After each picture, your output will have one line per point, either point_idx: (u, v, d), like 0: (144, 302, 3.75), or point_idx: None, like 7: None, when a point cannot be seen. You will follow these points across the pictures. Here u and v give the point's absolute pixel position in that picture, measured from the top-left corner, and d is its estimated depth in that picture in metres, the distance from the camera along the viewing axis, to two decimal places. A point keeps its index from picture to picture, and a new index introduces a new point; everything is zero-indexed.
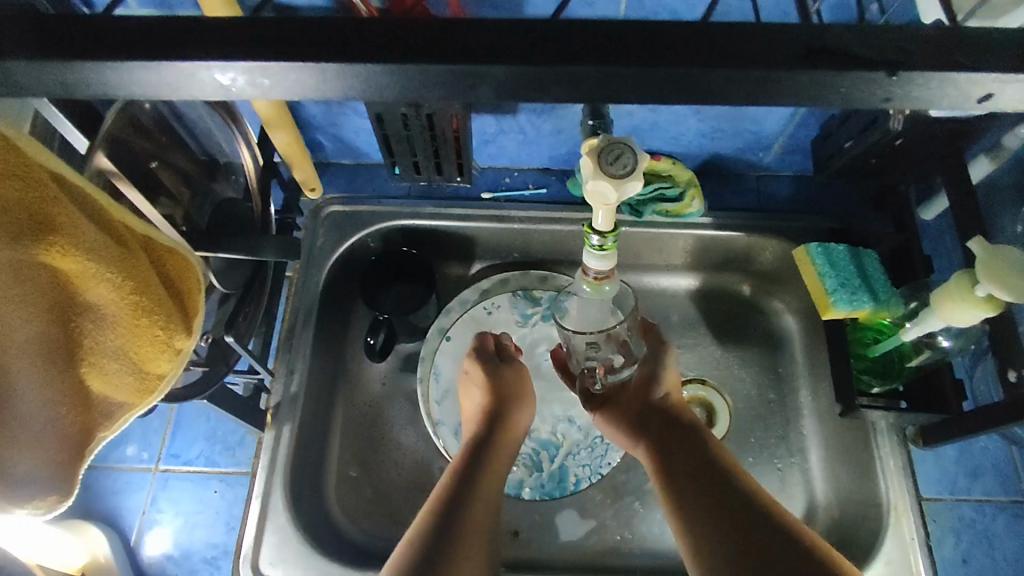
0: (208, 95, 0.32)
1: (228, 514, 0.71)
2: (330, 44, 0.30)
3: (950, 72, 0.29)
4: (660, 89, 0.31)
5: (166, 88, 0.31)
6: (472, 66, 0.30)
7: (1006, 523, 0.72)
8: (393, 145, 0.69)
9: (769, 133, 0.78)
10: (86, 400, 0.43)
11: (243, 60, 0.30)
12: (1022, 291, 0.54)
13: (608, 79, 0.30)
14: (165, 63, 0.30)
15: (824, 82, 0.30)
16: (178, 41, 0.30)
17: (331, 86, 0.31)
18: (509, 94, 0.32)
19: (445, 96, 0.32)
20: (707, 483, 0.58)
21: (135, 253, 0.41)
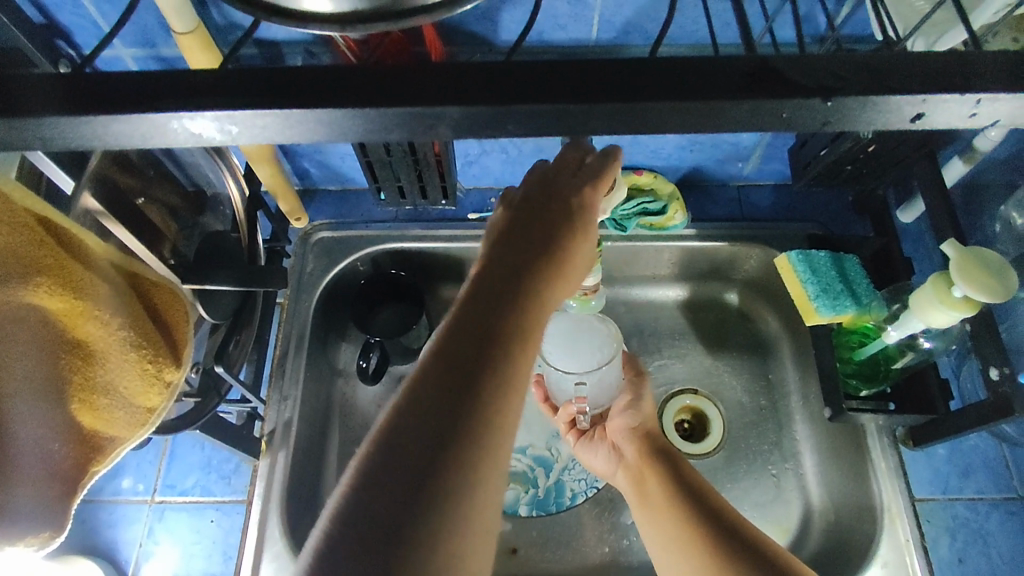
0: (181, 143, 0.33)
1: (225, 543, 0.72)
2: (295, 87, 0.31)
3: (883, 95, 0.30)
4: (616, 120, 0.32)
5: (139, 137, 0.33)
6: (431, 108, 0.31)
7: (1001, 521, 0.72)
8: (377, 171, 0.71)
9: (746, 144, 0.80)
10: (78, 436, 0.44)
11: (213, 109, 0.31)
12: (998, 290, 0.55)
13: (561, 114, 0.32)
14: (135, 115, 0.31)
15: (767, 106, 0.31)
16: (148, 95, 0.31)
17: (293, 132, 0.32)
18: (468, 132, 0.33)
19: (408, 136, 0.33)
20: (691, 503, 0.60)
21: (121, 289, 0.43)
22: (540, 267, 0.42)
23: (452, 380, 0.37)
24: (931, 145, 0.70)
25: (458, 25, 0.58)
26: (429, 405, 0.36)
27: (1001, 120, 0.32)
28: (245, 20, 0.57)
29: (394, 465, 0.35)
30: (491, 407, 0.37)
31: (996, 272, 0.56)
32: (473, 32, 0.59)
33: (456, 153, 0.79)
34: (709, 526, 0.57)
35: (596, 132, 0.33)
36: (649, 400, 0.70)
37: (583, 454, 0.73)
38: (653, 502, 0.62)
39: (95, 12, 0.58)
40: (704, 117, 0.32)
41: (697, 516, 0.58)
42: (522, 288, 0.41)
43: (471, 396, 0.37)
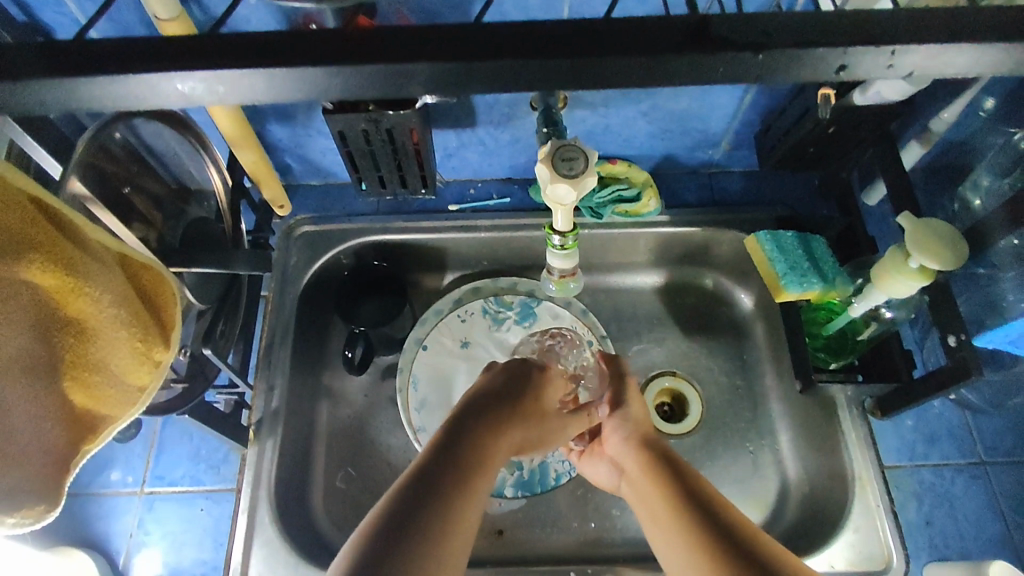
0: (171, 103, 0.38)
1: (216, 530, 0.73)
2: (274, 50, 0.36)
3: (808, 50, 0.37)
4: (569, 78, 0.38)
5: (135, 98, 0.38)
6: (403, 65, 0.37)
7: (965, 485, 0.75)
8: (358, 161, 0.72)
9: (715, 131, 0.83)
10: (71, 414, 0.45)
11: (197, 71, 0.36)
12: (952, 260, 0.58)
13: (521, 69, 0.37)
14: (127, 77, 0.36)
15: (705, 60, 0.37)
16: (139, 60, 0.36)
17: (283, 89, 0.37)
18: (440, 88, 0.39)
19: (382, 92, 0.39)
20: (692, 506, 0.57)
21: (112, 269, 0.44)
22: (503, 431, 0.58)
23: (450, 454, 0.53)
24: (888, 125, 0.74)
25: (431, 13, 0.60)
26: (421, 489, 0.50)
27: (915, 72, 0.39)
28: (217, 6, 0.58)
29: (388, 524, 0.46)
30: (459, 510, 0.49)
31: (946, 241, 0.59)
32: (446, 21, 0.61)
33: (435, 145, 0.81)
34: (714, 531, 0.53)
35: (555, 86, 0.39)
36: (640, 412, 0.72)
37: (586, 467, 0.75)
38: (655, 510, 0.59)
39: (75, 8, 0.60)
40: (647, 66, 0.37)
41: (701, 522, 0.55)
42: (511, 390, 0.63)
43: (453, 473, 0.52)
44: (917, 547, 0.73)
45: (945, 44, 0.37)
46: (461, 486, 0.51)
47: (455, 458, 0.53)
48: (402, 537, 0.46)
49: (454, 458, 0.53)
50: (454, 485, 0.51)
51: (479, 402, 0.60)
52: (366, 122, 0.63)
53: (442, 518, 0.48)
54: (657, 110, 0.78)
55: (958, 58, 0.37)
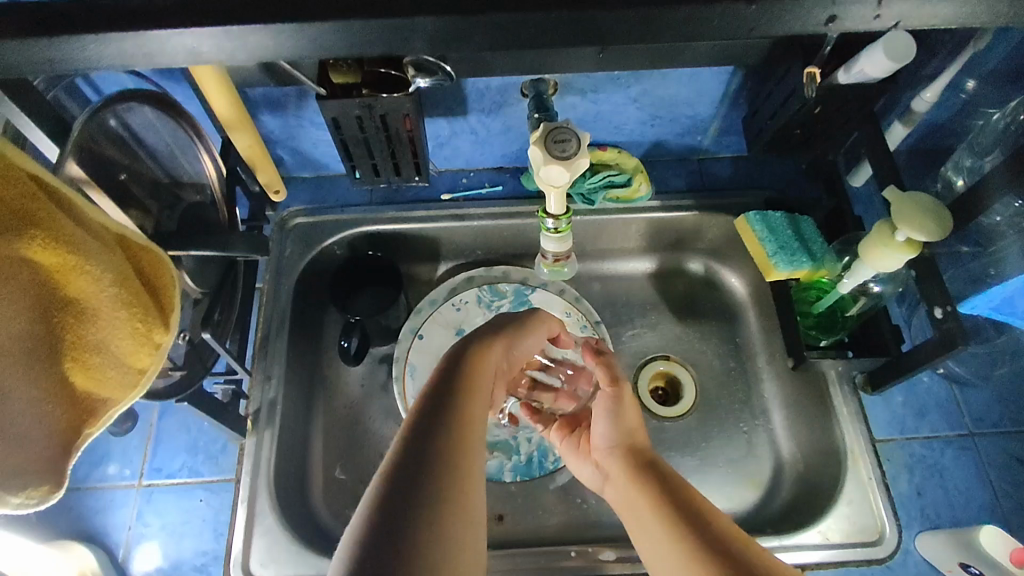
0: (178, 61, 0.40)
1: (215, 520, 0.72)
2: (279, 11, 0.38)
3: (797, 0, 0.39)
4: (568, 29, 0.40)
5: (140, 55, 0.39)
6: (402, 21, 0.38)
7: (955, 456, 0.77)
8: (351, 148, 0.72)
9: (704, 116, 0.84)
10: (72, 397, 0.45)
11: (204, 27, 0.38)
12: (934, 231, 0.60)
13: (520, 24, 0.39)
14: (135, 34, 0.38)
15: (700, 11, 0.39)
16: (145, 19, 0.38)
17: (283, 46, 0.39)
18: (438, 43, 0.40)
19: (386, 50, 0.40)
20: (669, 507, 0.53)
21: (111, 249, 0.44)
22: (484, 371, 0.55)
23: (439, 414, 0.48)
24: (872, 106, 0.75)
25: None
26: (423, 440, 0.45)
27: (901, 23, 0.40)
28: None
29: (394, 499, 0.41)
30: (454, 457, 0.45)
31: (929, 212, 0.60)
32: None
33: (427, 134, 0.82)
34: (689, 527, 0.50)
35: (550, 41, 0.41)
36: (630, 407, 0.68)
37: (569, 461, 0.74)
38: (639, 516, 0.56)
39: None
40: (643, 19, 0.39)
41: (680, 523, 0.51)
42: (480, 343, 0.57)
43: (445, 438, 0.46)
44: (910, 518, 0.74)
45: None
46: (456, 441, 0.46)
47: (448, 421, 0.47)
48: (408, 503, 0.40)
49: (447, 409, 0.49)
50: (452, 445, 0.45)
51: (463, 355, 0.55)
52: (360, 106, 0.64)
53: (450, 475, 0.43)
54: (647, 96, 0.79)
55: (935, 9, 0.39)
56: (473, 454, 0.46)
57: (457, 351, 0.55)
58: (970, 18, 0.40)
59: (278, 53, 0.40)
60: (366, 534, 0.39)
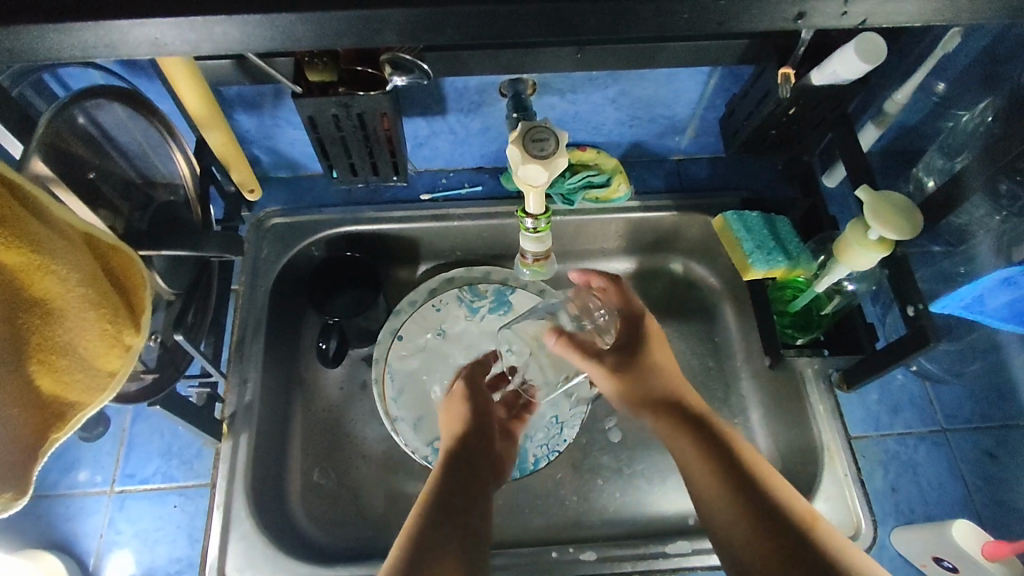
0: (143, 50, 0.39)
1: (190, 527, 0.71)
2: (249, 5, 0.38)
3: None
4: (539, 21, 0.40)
5: (105, 46, 0.39)
6: (377, 11, 0.38)
7: (928, 451, 0.78)
8: (328, 148, 0.71)
9: (682, 116, 0.85)
10: (39, 401, 0.44)
11: (174, 17, 0.37)
12: (905, 229, 0.61)
13: (492, 16, 0.39)
14: (95, 25, 0.37)
15: (672, 6, 0.40)
16: (111, 11, 0.37)
17: (254, 38, 0.39)
18: (412, 36, 0.40)
19: (358, 40, 0.40)
20: (735, 478, 0.59)
21: (77, 247, 0.43)
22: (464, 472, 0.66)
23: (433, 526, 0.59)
24: (844, 107, 0.76)
25: None
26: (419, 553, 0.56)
27: (868, 21, 0.41)
28: None
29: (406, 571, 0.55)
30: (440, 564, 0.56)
31: (900, 212, 0.61)
32: None
33: (406, 133, 0.81)
34: (754, 501, 0.57)
35: (523, 34, 0.41)
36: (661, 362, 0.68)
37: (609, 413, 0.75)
38: (696, 477, 0.61)
39: None
40: (618, 12, 0.40)
41: (750, 503, 0.57)
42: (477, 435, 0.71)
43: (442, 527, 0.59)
44: (884, 513, 0.75)
45: None
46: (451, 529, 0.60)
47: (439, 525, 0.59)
48: None
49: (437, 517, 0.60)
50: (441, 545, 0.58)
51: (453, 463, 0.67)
52: (336, 105, 0.63)
53: None
54: (625, 97, 0.80)
55: (901, 7, 0.40)
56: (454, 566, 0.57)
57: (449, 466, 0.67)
58: (939, 15, 0.40)
59: (250, 45, 0.40)
60: None
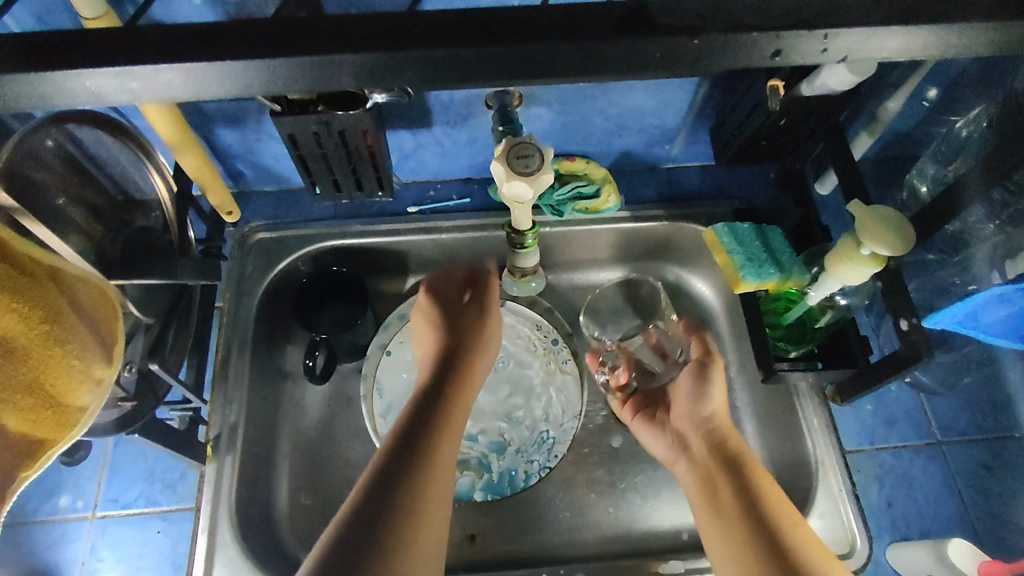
0: (84, 105, 0.36)
1: (174, 553, 0.70)
2: (201, 46, 0.35)
3: (745, 34, 0.37)
4: (504, 66, 0.37)
5: (39, 98, 0.35)
6: (327, 57, 0.36)
7: (923, 465, 0.77)
8: (310, 165, 0.70)
9: (671, 126, 0.83)
10: (6, 440, 0.42)
11: (111, 67, 0.34)
12: (897, 245, 0.60)
13: (455, 60, 0.37)
14: (31, 75, 0.34)
15: (642, 49, 0.37)
16: (44, 57, 0.34)
17: (201, 85, 0.36)
18: (375, 81, 0.37)
19: (313, 86, 0.37)
20: (765, 527, 0.60)
21: (40, 282, 0.42)
22: (451, 404, 0.66)
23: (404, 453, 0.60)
24: (836, 117, 0.75)
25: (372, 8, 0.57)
26: (384, 479, 0.57)
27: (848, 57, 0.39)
28: None
29: (367, 515, 0.54)
30: (415, 493, 0.57)
31: (894, 226, 0.60)
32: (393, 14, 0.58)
33: (391, 146, 0.80)
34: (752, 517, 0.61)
35: (489, 78, 0.38)
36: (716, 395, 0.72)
37: (642, 434, 0.77)
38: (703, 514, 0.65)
39: None
40: (591, 53, 0.37)
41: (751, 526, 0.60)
42: (452, 376, 0.69)
43: (388, 498, 0.56)
44: (880, 529, 0.74)
45: (875, 26, 0.37)
46: (404, 500, 0.56)
47: (406, 461, 0.59)
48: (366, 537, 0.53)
49: (410, 437, 0.61)
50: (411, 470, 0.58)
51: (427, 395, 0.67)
52: (316, 123, 0.61)
53: (405, 517, 0.55)
54: (614, 107, 0.78)
55: (890, 42, 0.38)
56: (428, 497, 0.57)
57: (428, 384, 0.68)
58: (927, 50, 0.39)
59: (202, 97, 0.37)
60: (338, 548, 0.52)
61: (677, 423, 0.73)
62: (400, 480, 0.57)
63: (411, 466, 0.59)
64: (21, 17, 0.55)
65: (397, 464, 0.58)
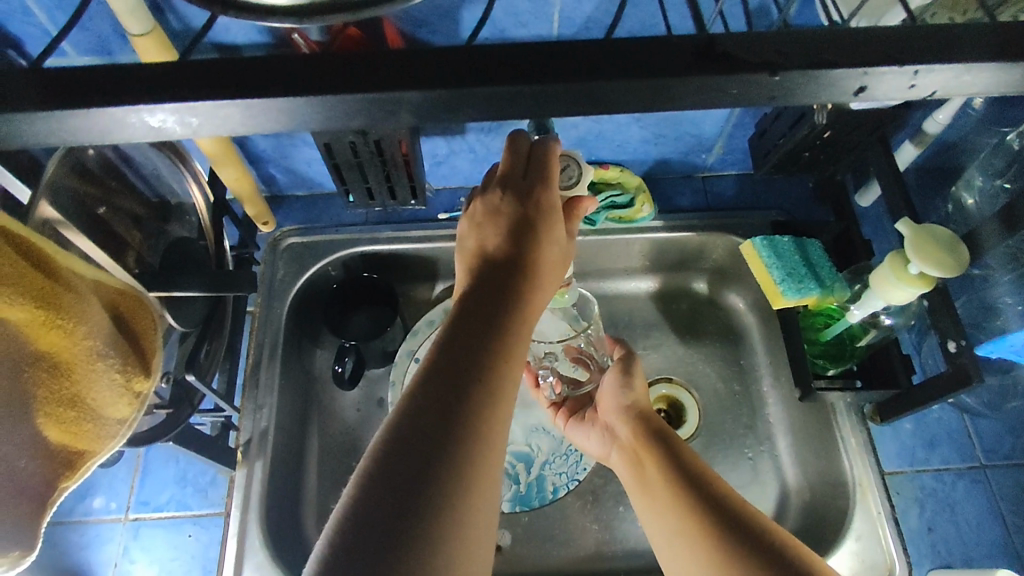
0: (140, 137, 0.35)
1: (204, 557, 0.70)
2: (249, 81, 0.34)
3: (823, 70, 0.34)
4: (571, 100, 0.35)
5: (95, 133, 0.35)
6: (391, 94, 0.34)
7: (966, 489, 0.75)
8: (344, 173, 0.70)
9: (709, 135, 0.81)
10: (47, 451, 0.43)
11: (169, 103, 0.33)
12: (949, 265, 0.57)
13: (520, 95, 0.35)
14: (88, 112, 0.33)
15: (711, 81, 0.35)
16: (97, 93, 0.33)
17: (254, 121, 0.35)
18: (427, 116, 0.36)
19: (367, 120, 0.36)
20: (691, 489, 0.56)
21: (83, 297, 0.42)
22: (510, 309, 0.47)
23: (459, 368, 0.43)
24: (883, 129, 0.72)
25: (419, 22, 0.56)
26: (438, 392, 0.42)
27: (938, 94, 0.36)
28: (197, 19, 0.55)
29: (418, 428, 0.40)
30: (479, 410, 0.42)
31: (946, 246, 0.58)
32: (436, 31, 0.57)
33: (424, 153, 0.79)
34: (698, 499, 0.55)
35: (542, 111, 0.36)
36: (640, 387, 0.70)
37: (576, 438, 0.75)
38: (650, 502, 0.60)
39: (45, 18, 0.55)
40: (652, 88, 0.35)
41: (703, 506, 0.54)
42: (517, 292, 0.48)
43: (458, 408, 0.41)
44: (920, 555, 0.72)
45: (968, 62, 0.33)
46: (471, 423, 0.41)
47: (469, 364, 0.43)
48: (425, 466, 0.39)
49: (468, 357, 0.44)
50: (475, 382, 0.42)
51: (476, 317, 0.46)
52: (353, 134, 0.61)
53: (472, 444, 0.40)
54: (650, 115, 0.76)
55: (983, 79, 0.35)
56: (498, 414, 0.43)
57: (469, 314, 0.46)
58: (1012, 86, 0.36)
59: (255, 130, 0.36)
60: (385, 477, 0.38)
61: (605, 417, 0.71)
62: (469, 398, 0.42)
63: (479, 383, 0.42)
64: (75, 40, 0.57)
65: (451, 372, 0.43)
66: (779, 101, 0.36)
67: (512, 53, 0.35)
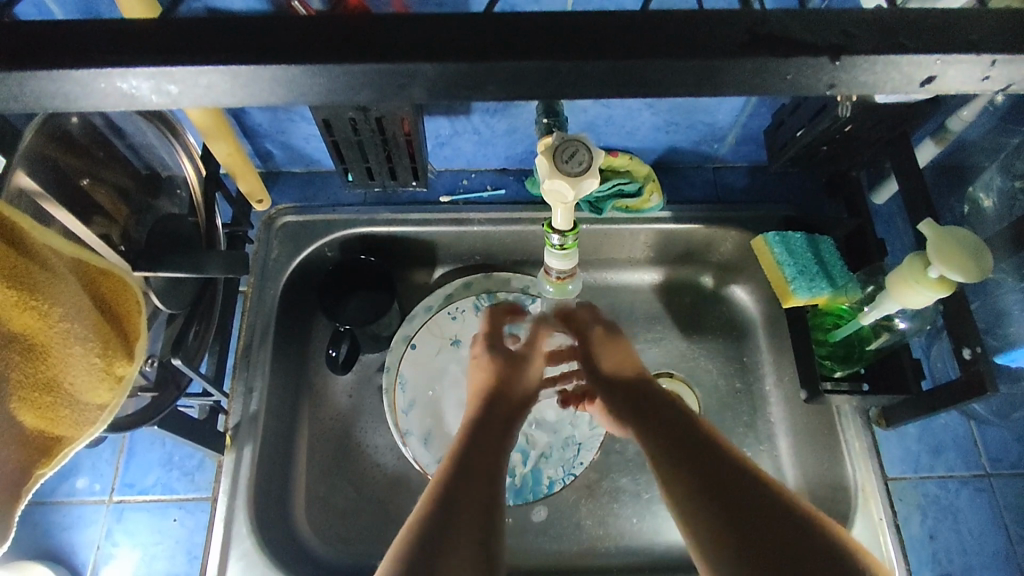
0: (115, 104, 0.33)
1: (189, 543, 0.69)
2: (235, 47, 0.31)
3: (882, 56, 0.31)
4: (595, 81, 0.32)
5: (64, 97, 0.32)
6: (401, 65, 0.31)
7: (969, 497, 0.73)
8: (343, 151, 0.67)
9: (722, 124, 0.78)
10: (22, 438, 0.40)
11: (144, 67, 0.30)
12: (973, 272, 0.55)
13: (540, 73, 0.32)
14: (56, 75, 0.30)
15: (741, 67, 0.32)
16: (64, 52, 0.30)
17: (246, 91, 0.32)
18: (439, 93, 0.33)
19: (368, 95, 0.33)
20: (707, 464, 0.55)
21: (62, 277, 0.40)
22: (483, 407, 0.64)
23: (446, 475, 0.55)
24: (906, 125, 0.69)
25: None
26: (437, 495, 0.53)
27: (1014, 86, 0.33)
28: None
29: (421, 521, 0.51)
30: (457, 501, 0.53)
31: (970, 252, 0.55)
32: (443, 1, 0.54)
33: (427, 132, 0.76)
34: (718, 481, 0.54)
35: (557, 92, 0.34)
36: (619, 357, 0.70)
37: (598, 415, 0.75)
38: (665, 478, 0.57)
39: None
40: (681, 70, 0.32)
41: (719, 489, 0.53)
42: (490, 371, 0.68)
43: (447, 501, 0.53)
44: (920, 562, 0.71)
45: None
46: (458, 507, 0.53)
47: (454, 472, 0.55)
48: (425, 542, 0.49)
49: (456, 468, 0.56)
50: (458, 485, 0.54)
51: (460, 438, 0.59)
52: (354, 112, 0.58)
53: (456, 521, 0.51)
54: (664, 101, 0.73)
55: None
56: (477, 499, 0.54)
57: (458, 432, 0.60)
58: None
59: (244, 101, 0.33)
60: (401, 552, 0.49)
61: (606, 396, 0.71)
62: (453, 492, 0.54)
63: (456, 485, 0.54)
64: None
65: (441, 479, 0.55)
66: (816, 89, 0.33)
67: (529, 28, 0.32)
